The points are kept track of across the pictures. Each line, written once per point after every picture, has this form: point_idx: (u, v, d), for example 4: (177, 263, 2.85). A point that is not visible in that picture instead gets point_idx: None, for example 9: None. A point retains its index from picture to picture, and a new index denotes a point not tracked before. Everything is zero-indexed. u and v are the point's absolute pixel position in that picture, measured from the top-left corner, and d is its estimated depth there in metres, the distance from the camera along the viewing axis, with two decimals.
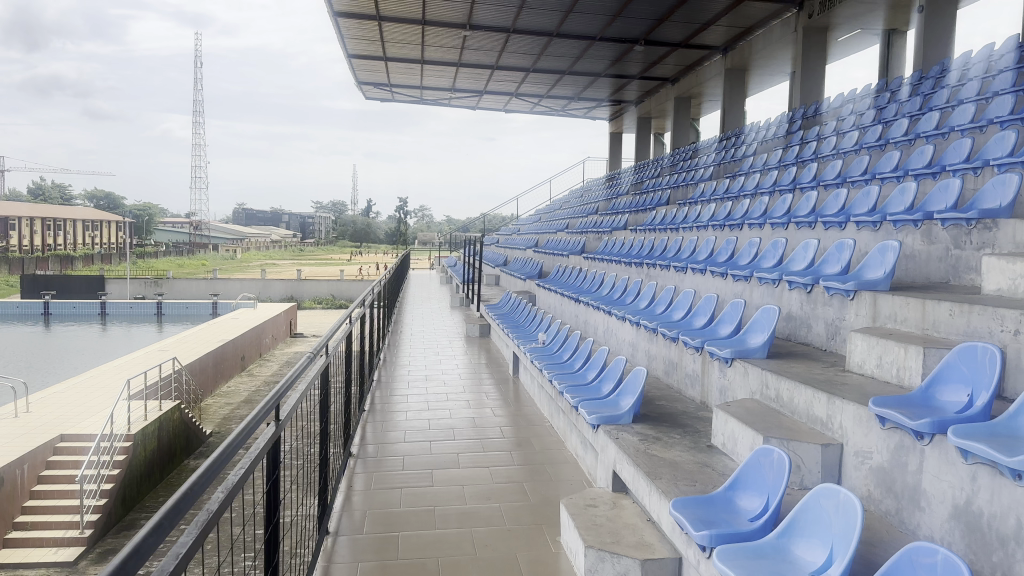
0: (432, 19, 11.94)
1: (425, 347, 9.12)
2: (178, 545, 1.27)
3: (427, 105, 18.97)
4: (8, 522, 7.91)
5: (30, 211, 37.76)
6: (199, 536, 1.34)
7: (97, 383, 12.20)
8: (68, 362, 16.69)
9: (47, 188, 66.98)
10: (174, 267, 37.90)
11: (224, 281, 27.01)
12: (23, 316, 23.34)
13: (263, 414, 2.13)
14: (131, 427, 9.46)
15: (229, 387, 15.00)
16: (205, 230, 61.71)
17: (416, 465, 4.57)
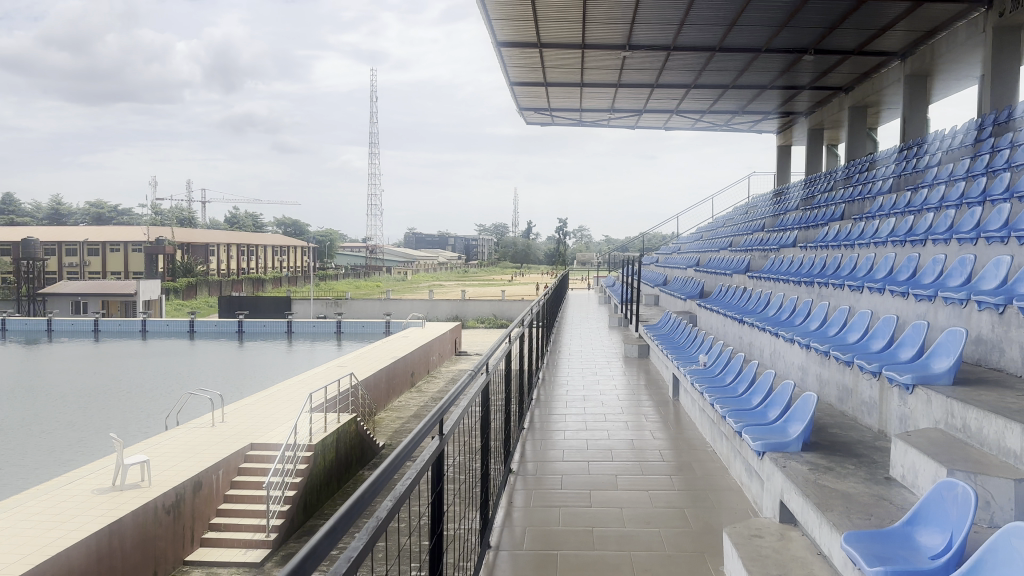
0: (592, 42, 12.08)
1: (583, 367, 9.16)
2: (350, 548, 1.38)
3: (587, 127, 19.12)
4: (205, 523, 8.77)
5: (227, 239, 41.97)
6: (370, 542, 1.45)
7: (284, 396, 13.32)
8: (259, 376, 18.30)
9: (242, 217, 74.34)
10: (352, 289, 40.63)
11: (396, 302, 28.57)
12: (222, 334, 25.93)
13: (428, 428, 2.24)
14: (313, 437, 10.26)
15: (400, 402, 15.82)
16: (379, 253, 65.78)
17: (575, 484, 4.60)
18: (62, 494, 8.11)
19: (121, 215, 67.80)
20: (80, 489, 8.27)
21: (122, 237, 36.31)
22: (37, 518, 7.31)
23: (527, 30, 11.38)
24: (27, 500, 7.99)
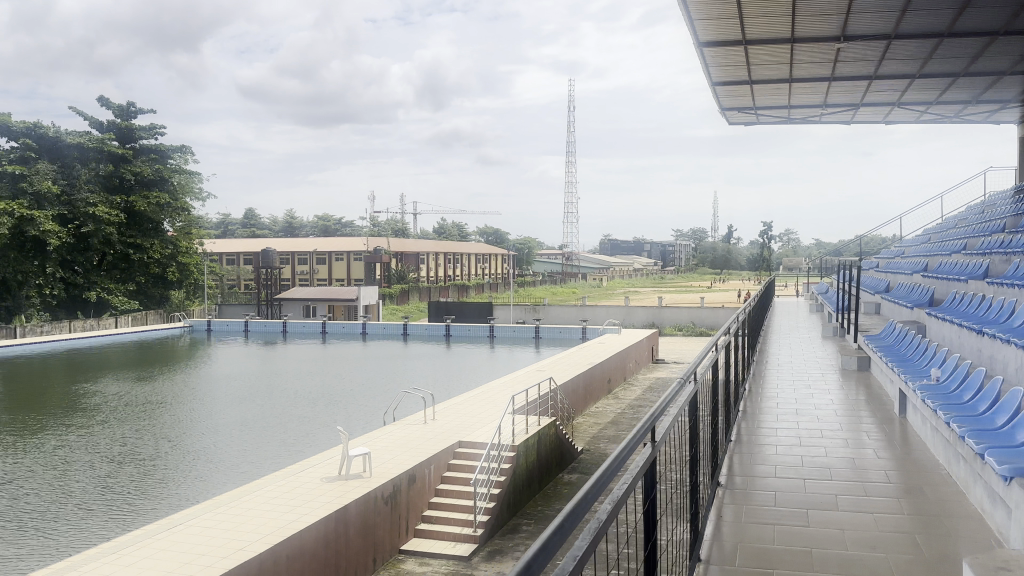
0: (801, 36, 11.43)
1: (793, 379, 8.67)
2: (571, 553, 1.48)
3: (794, 124, 18.10)
4: (419, 515, 9.35)
5: (434, 248, 44.68)
6: (591, 547, 1.55)
7: (488, 397, 13.89)
8: (465, 378, 19.24)
9: (448, 227, 78.75)
10: (550, 295, 41.51)
11: (593, 308, 28.78)
12: (431, 337, 27.65)
13: (636, 440, 2.29)
14: (516, 438, 10.64)
15: (597, 408, 15.92)
16: (576, 260, 66.69)
17: (789, 502, 4.37)
18: (298, 480, 9.07)
19: (344, 228, 74.53)
20: (311, 477, 9.19)
21: (345, 247, 39.88)
22: (276, 502, 8.21)
23: (731, 28, 11.01)
24: (269, 485, 9.01)
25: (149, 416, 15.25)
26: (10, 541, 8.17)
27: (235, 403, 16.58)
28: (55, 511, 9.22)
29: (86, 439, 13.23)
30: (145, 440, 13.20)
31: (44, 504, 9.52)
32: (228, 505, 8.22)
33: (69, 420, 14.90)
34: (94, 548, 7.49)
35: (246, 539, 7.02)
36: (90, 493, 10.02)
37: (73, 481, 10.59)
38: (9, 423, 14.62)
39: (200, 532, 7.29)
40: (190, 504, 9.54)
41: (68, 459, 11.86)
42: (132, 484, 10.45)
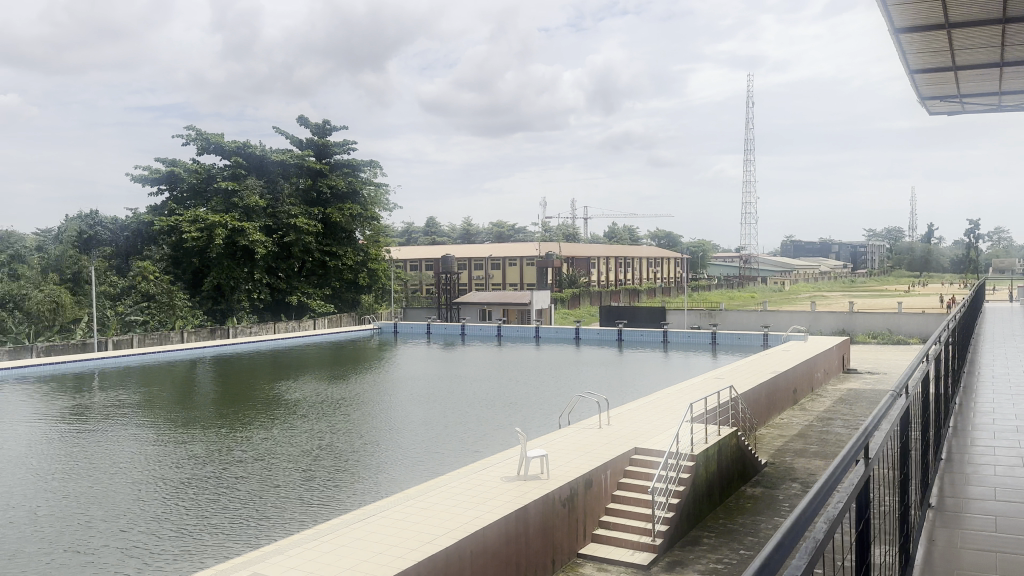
0: (1017, 14, 10.21)
1: (1013, 393, 7.73)
2: None
3: (1008, 111, 16.21)
4: (595, 520, 9.31)
5: (607, 252, 44.57)
6: None
7: (664, 404, 13.62)
8: (640, 384, 18.99)
9: (620, 231, 78.32)
10: (728, 300, 40.02)
11: (775, 313, 27.38)
12: (604, 342, 27.60)
13: (847, 459, 2.12)
14: (694, 447, 10.32)
15: (781, 419, 15.10)
16: (754, 263, 63.85)
17: (1012, 529, 3.90)
18: (479, 479, 9.37)
19: (519, 234, 76.40)
20: (491, 476, 9.47)
21: (519, 253, 40.76)
22: (458, 499, 8.55)
23: (932, 10, 10.02)
24: (452, 482, 9.38)
25: (342, 414, 16.42)
26: (228, 523, 9.09)
27: (418, 404, 17.45)
28: (264, 498, 10.15)
29: (290, 433, 14.49)
30: (339, 435, 14.23)
31: (254, 491, 10.52)
32: (414, 500, 8.65)
33: (275, 415, 16.38)
34: (299, 534, 8.18)
35: (431, 533, 7.36)
36: (292, 483, 10.93)
37: (279, 471, 11.62)
38: (226, 417, 16.33)
39: (389, 524, 7.75)
40: (379, 497, 10.15)
41: (274, 451, 13.03)
42: (328, 476, 11.29)
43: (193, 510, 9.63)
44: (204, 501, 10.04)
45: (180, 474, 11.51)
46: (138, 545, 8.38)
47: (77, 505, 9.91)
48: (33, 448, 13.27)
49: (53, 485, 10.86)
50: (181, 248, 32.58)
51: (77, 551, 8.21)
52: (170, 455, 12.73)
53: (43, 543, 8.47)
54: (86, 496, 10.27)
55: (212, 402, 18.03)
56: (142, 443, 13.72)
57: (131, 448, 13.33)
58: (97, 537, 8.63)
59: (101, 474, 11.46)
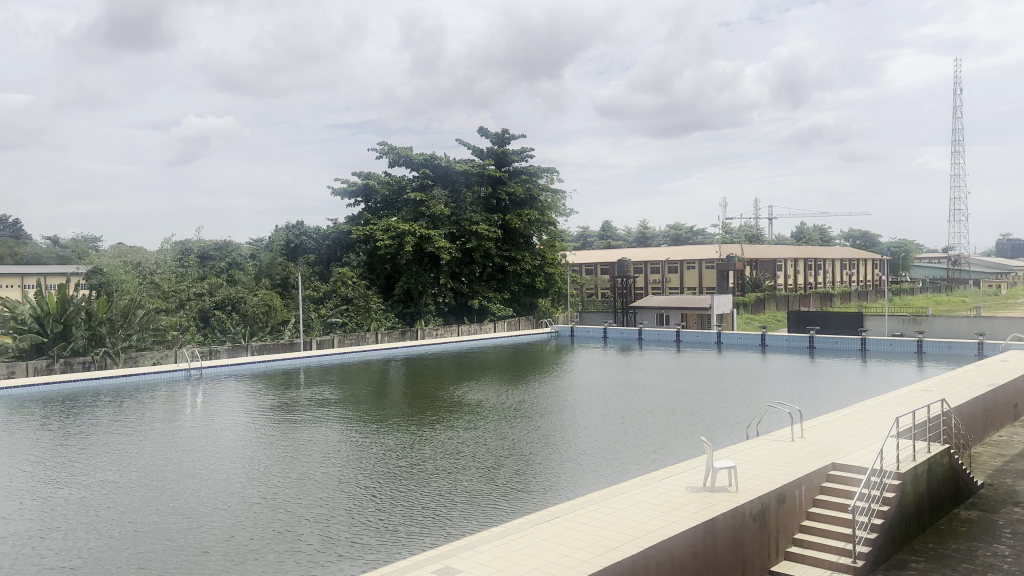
0: None
1: None
2: None
3: None
4: (789, 537, 8.75)
5: (793, 253, 42.24)
6: None
7: (865, 417, 12.61)
8: (834, 394, 17.74)
9: (808, 232, 73.92)
10: (934, 305, 36.54)
11: (992, 319, 24.58)
12: (792, 349, 26.15)
13: None
14: (901, 465, 9.44)
15: (1001, 437, 13.49)
16: (965, 265, 57.82)
17: None
18: (663, 488, 9.17)
19: (698, 236, 74.33)
20: (675, 485, 9.22)
21: (698, 256, 39.63)
22: (641, 507, 8.40)
23: None
24: (635, 489, 9.25)
25: (522, 417, 16.73)
26: (415, 518, 9.47)
27: (597, 409, 17.45)
28: (449, 497, 10.49)
29: (472, 434, 14.95)
30: (520, 438, 14.48)
31: (440, 489, 10.93)
32: (597, 505, 8.62)
33: (459, 416, 17.00)
34: (485, 532, 8.40)
35: (616, 540, 7.29)
36: (474, 482, 11.29)
37: (462, 471, 11.98)
38: (414, 415, 17.22)
39: (574, 527, 7.76)
40: (559, 501, 10.19)
41: (457, 451, 13.48)
42: (509, 478, 11.50)
43: (384, 504, 10.15)
44: (394, 495, 10.61)
45: (372, 469, 12.20)
46: (336, 534, 8.96)
47: (283, 493, 10.77)
48: (248, 439, 14.67)
49: (264, 474, 11.90)
50: (375, 254, 34.93)
51: (286, 535, 8.96)
52: (364, 451, 13.54)
53: (254, 526, 9.27)
54: (291, 486, 11.14)
55: (401, 401, 19.07)
56: (340, 438, 14.73)
57: (331, 441, 14.38)
58: (300, 524, 9.32)
59: (305, 466, 12.47)
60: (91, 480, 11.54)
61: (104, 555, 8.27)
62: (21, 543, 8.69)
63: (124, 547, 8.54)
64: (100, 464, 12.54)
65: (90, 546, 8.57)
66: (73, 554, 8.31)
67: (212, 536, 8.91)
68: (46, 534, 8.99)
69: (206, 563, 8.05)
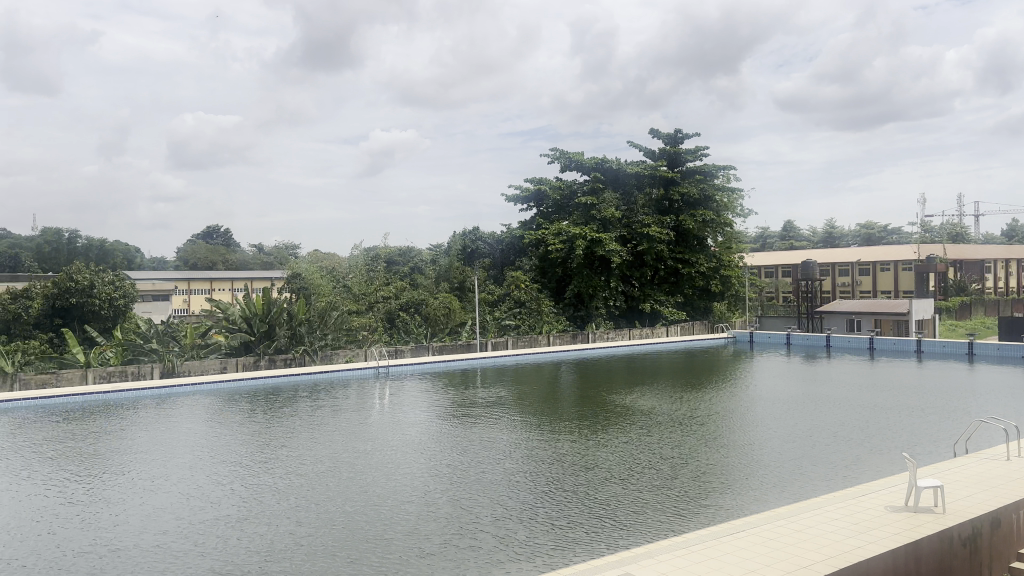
0: None
1: None
2: None
3: None
4: (1006, 566, 7.82)
5: (1006, 252, 37.91)
6: None
7: None
8: None
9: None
10: None
11: None
12: (1006, 358, 23.43)
13: None
14: None
15: None
16: None
17: None
18: (857, 506, 8.57)
19: (892, 236, 68.73)
20: (871, 504, 8.60)
21: (892, 256, 36.64)
22: (834, 525, 7.93)
23: None
24: (825, 506, 8.72)
25: (698, 426, 16.28)
26: (590, 525, 9.48)
27: (779, 420, 16.64)
28: (621, 505, 10.40)
29: (646, 442, 14.74)
30: (696, 448, 14.08)
31: (613, 496, 10.88)
32: (784, 521, 8.22)
33: (632, 422, 16.86)
34: (664, 542, 8.27)
35: (807, 558, 6.95)
36: (649, 490, 11.14)
37: (636, 479, 11.84)
38: (586, 419, 17.29)
39: (759, 543, 7.46)
40: (739, 515, 9.81)
41: (631, 458, 13.37)
42: (685, 488, 11.22)
43: (556, 508, 10.24)
44: (568, 500, 10.69)
45: (545, 472, 12.36)
46: (513, 535, 9.17)
47: (459, 492, 11.18)
48: (428, 437, 15.40)
49: (441, 472, 12.43)
50: (547, 258, 35.48)
51: (466, 532, 9.29)
52: (537, 453, 13.76)
53: (433, 523, 9.68)
54: (468, 486, 11.55)
55: (574, 404, 19.21)
56: (514, 439, 15.09)
57: (505, 443, 14.76)
58: (476, 523, 9.62)
59: (482, 465, 12.89)
60: (291, 470, 12.60)
61: (304, 541, 8.99)
62: (232, 524, 9.66)
63: (317, 534, 9.24)
64: (298, 456, 13.68)
65: (289, 532, 9.35)
66: (278, 538, 9.11)
67: (398, 529, 9.42)
68: (253, 519, 9.93)
69: (392, 555, 8.52)
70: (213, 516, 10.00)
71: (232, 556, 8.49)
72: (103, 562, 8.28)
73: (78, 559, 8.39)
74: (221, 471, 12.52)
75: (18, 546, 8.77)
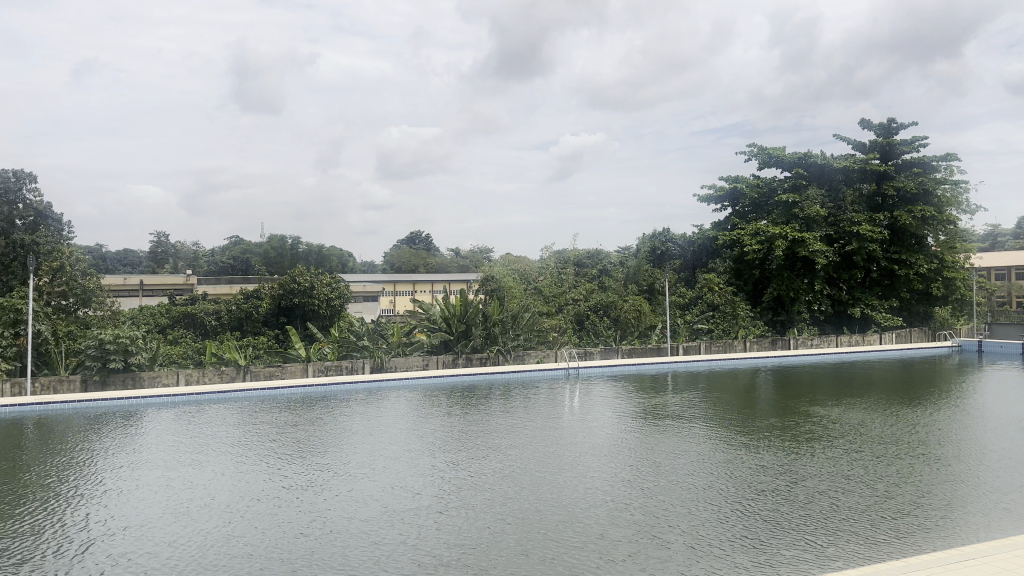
0: None
1: None
2: None
3: None
4: None
5: None
6: None
7: None
8: None
9: None
10: None
11: None
12: None
13: None
14: None
15: None
16: None
17: None
18: None
19: None
20: None
21: None
22: None
23: None
24: None
25: (915, 442, 14.74)
26: (794, 543, 8.79)
27: (1015, 440, 14.66)
28: (828, 523, 9.58)
29: (856, 457, 13.51)
30: (917, 467, 12.68)
31: (817, 512, 10.06)
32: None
33: (838, 435, 15.61)
34: (880, 565, 7.47)
35: None
36: (858, 509, 10.19)
37: (846, 496, 10.87)
38: (786, 430, 16.27)
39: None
40: (968, 542, 8.68)
41: (837, 473, 12.35)
42: (903, 509, 10.13)
43: (754, 522, 9.64)
44: (766, 514, 10.03)
45: (741, 484, 11.71)
46: (708, 547, 8.72)
47: (650, 500, 10.85)
48: (617, 441, 15.21)
49: (632, 478, 12.17)
50: (743, 260, 33.83)
51: (656, 541, 8.97)
52: (733, 463, 13.09)
53: (624, 529, 9.45)
54: (658, 493, 11.22)
55: (773, 414, 18.11)
56: (708, 448, 14.48)
57: (698, 451, 14.22)
58: (668, 533, 9.27)
59: (673, 473, 12.50)
60: (486, 467, 12.96)
61: (495, 536, 9.14)
62: (430, 516, 10.06)
63: (510, 532, 9.33)
64: (490, 453, 14.03)
65: (483, 527, 9.55)
66: (471, 531, 9.33)
67: (588, 532, 9.31)
68: (449, 511, 10.28)
69: (581, 557, 8.40)
70: (413, 507, 10.49)
71: (432, 547, 8.78)
72: (318, 544, 8.89)
73: (296, 538, 9.09)
74: (419, 464, 13.12)
75: (246, 524, 9.66)
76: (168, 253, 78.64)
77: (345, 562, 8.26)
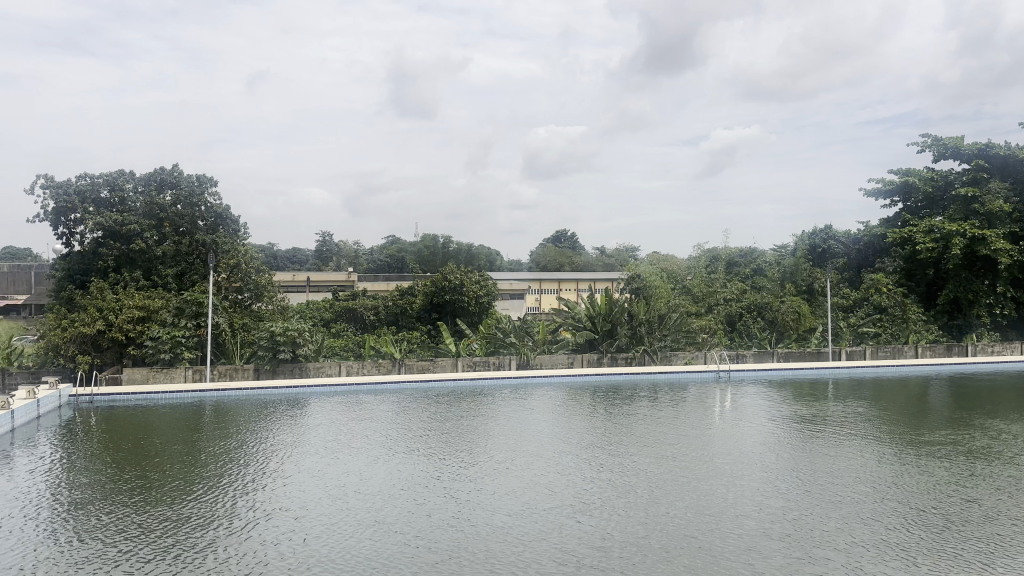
0: None
1: None
2: None
3: None
4: None
5: None
6: None
7: None
8: None
9: None
10: None
11: None
12: None
13: None
14: None
15: None
16: None
17: None
18: None
19: None
20: None
21: None
22: None
23: None
24: None
25: None
26: (976, 567, 7.83)
27: None
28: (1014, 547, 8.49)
29: None
30: None
31: (1001, 535, 8.94)
32: None
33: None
34: None
35: None
36: None
37: None
38: (962, 443, 14.67)
39: None
40: None
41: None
42: None
43: (926, 542, 8.70)
44: (940, 533, 9.03)
45: (911, 499, 10.65)
46: (871, 566, 7.95)
47: (807, 511, 10.09)
48: (772, 448, 14.32)
49: (787, 487, 11.40)
50: (914, 258, 31.03)
51: (813, 555, 8.29)
52: (901, 477, 11.92)
53: (776, 540, 8.83)
54: (815, 504, 10.43)
55: (948, 426, 16.40)
56: (872, 459, 13.33)
57: (859, 462, 13.12)
58: (826, 547, 8.55)
59: (833, 484, 11.57)
60: (629, 468, 12.59)
61: (637, 539, 8.82)
62: (570, 514, 9.89)
63: (652, 535, 8.97)
64: (634, 454, 13.63)
65: (624, 529, 9.24)
66: (611, 533, 9.06)
67: (737, 541, 8.78)
68: (589, 511, 10.05)
69: (726, 567, 7.92)
70: (553, 504, 10.35)
71: (571, 546, 8.59)
72: (461, 535, 8.95)
73: (439, 528, 9.20)
74: (562, 462, 12.97)
75: (392, 511, 9.92)
76: (330, 252, 83.12)
77: (486, 555, 8.24)
